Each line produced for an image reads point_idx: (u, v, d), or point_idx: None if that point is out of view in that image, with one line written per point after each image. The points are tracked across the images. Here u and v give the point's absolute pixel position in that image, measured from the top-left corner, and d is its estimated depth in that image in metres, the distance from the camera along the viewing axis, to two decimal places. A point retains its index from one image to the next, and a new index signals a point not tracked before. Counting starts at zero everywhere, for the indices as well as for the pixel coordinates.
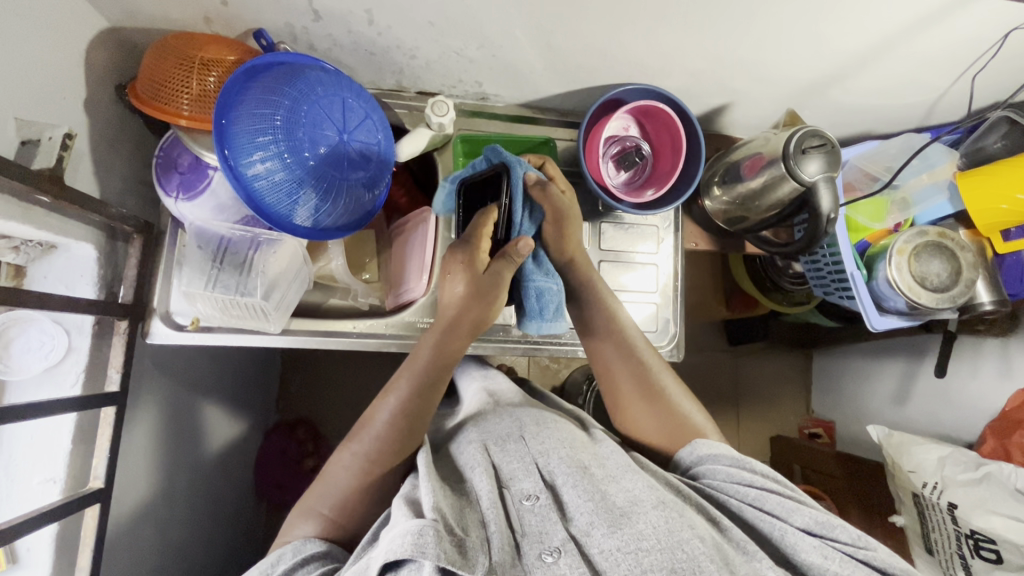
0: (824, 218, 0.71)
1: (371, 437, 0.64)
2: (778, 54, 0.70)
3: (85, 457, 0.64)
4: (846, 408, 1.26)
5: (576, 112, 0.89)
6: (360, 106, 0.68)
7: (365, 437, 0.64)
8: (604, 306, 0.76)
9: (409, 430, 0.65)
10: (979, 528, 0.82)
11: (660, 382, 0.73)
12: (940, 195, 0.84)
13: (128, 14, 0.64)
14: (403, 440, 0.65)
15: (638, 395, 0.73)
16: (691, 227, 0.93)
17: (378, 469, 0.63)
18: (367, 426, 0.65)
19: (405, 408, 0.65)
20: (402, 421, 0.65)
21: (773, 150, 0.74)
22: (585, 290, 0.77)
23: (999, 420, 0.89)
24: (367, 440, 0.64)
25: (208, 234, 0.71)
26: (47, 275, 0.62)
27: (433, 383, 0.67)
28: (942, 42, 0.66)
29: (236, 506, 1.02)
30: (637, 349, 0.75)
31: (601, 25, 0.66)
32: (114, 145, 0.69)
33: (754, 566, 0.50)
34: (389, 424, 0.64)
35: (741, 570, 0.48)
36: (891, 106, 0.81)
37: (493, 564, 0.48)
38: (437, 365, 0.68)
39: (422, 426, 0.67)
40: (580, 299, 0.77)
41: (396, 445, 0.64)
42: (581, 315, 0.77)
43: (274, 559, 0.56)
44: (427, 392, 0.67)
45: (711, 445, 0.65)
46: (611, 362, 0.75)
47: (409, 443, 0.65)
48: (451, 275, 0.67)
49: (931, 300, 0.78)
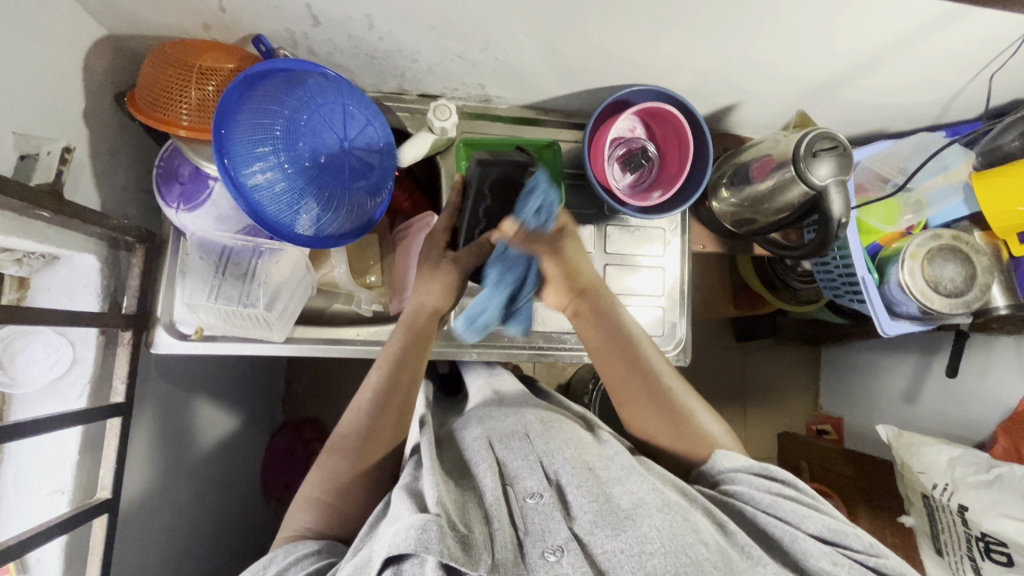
0: (835, 222, 0.70)
1: (362, 417, 0.65)
2: (790, 53, 0.68)
3: (92, 468, 0.64)
4: (855, 405, 1.24)
5: (580, 112, 0.87)
6: (360, 112, 0.67)
7: (350, 417, 0.66)
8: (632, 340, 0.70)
9: (395, 405, 0.66)
10: (989, 531, 0.81)
11: (693, 411, 0.68)
12: (956, 196, 0.83)
13: (125, 21, 0.63)
14: (392, 415, 0.66)
15: (672, 429, 0.68)
16: (700, 230, 0.92)
17: (371, 450, 0.64)
18: (352, 406, 0.67)
19: (388, 386, 0.67)
20: (388, 397, 0.66)
21: (783, 151, 0.72)
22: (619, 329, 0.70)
23: (1011, 419, 0.88)
24: (353, 421, 0.65)
25: (210, 244, 0.72)
26: (51, 287, 0.62)
27: (415, 356, 0.69)
28: (958, 41, 0.64)
29: (244, 506, 1.02)
30: (652, 359, 0.70)
31: (606, 26, 0.64)
32: (114, 153, 0.68)
33: (759, 571, 0.49)
34: (374, 400, 0.66)
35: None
36: (904, 105, 0.79)
37: (497, 562, 0.47)
38: (415, 338, 0.69)
39: (410, 401, 0.68)
40: (623, 339, 0.70)
41: (386, 422, 0.66)
42: (624, 347, 0.70)
43: (267, 561, 0.55)
44: (409, 366, 0.68)
45: (731, 456, 0.64)
46: (635, 382, 0.69)
47: (398, 422, 0.66)
48: (424, 285, 0.73)
49: (944, 305, 0.76)
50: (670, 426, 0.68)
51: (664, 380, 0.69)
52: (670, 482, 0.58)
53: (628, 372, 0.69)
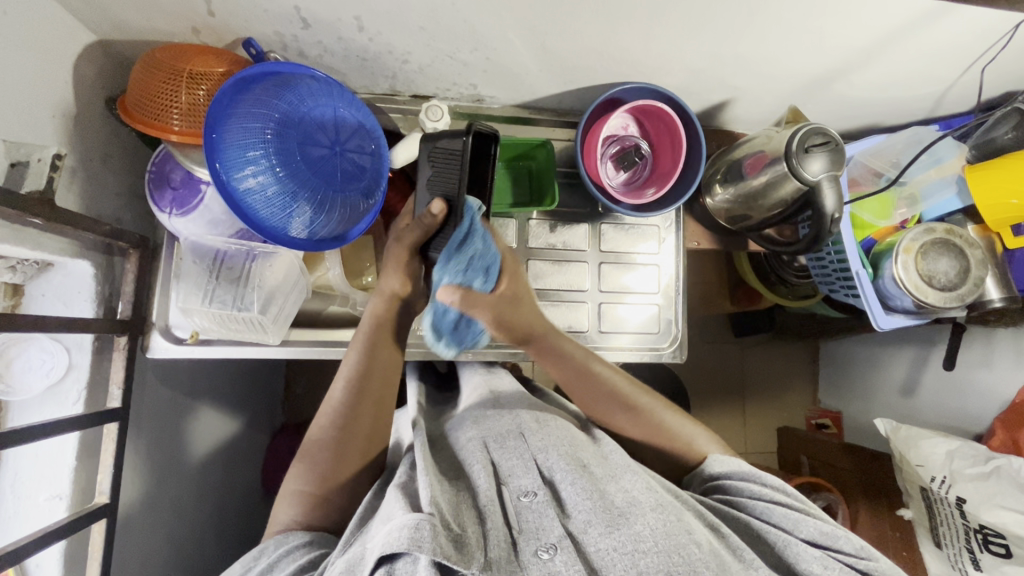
0: (829, 218, 0.70)
1: (339, 408, 0.64)
2: (781, 49, 0.68)
3: (90, 472, 0.64)
4: (854, 398, 1.24)
5: (573, 111, 0.87)
6: (352, 115, 0.67)
7: (327, 415, 0.65)
8: (592, 377, 0.72)
9: (373, 392, 0.66)
10: (988, 523, 0.81)
11: (670, 424, 0.70)
12: (950, 189, 0.83)
13: (113, 26, 0.63)
14: (371, 404, 0.66)
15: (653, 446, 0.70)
16: (694, 226, 0.92)
17: (353, 440, 0.64)
18: (326, 401, 0.66)
19: (365, 369, 0.66)
20: (362, 387, 0.65)
21: (777, 148, 0.72)
22: (576, 364, 0.72)
23: (1009, 411, 0.88)
24: (330, 416, 0.64)
25: (203, 248, 0.73)
26: (44, 293, 0.62)
27: (388, 338, 0.68)
28: (949, 34, 0.64)
29: (245, 508, 1.02)
30: (617, 386, 0.71)
31: (595, 24, 0.64)
32: (106, 159, 0.68)
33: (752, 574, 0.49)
34: (348, 394, 0.65)
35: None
36: (897, 99, 0.79)
37: (490, 560, 0.47)
38: (386, 322, 0.68)
39: (389, 386, 0.68)
40: (585, 379, 0.72)
41: (366, 412, 0.65)
42: (588, 383, 0.72)
43: (259, 552, 0.55)
44: (383, 354, 0.67)
45: (724, 462, 0.64)
46: (604, 408, 0.72)
47: (376, 413, 0.66)
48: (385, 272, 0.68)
49: (938, 299, 0.76)
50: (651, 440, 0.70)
51: (635, 403, 0.71)
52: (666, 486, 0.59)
53: (598, 408, 0.72)
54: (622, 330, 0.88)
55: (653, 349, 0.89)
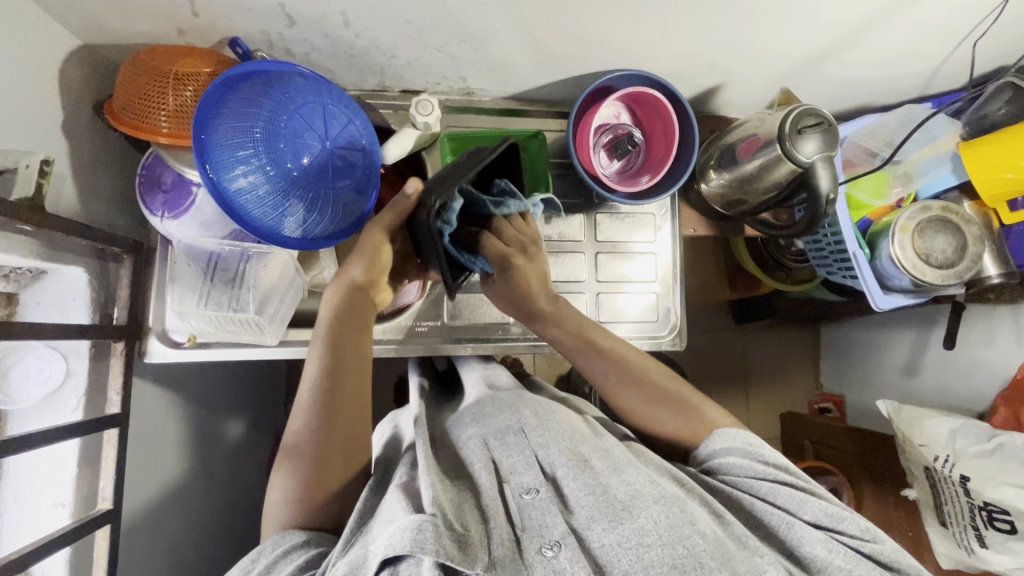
0: (824, 198, 0.69)
1: (314, 410, 0.64)
2: (770, 31, 0.67)
3: (93, 480, 0.64)
4: (857, 382, 1.24)
5: (563, 101, 0.87)
6: (342, 111, 0.66)
7: (300, 418, 0.64)
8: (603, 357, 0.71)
9: (345, 387, 0.65)
10: (992, 500, 0.80)
11: (668, 385, 0.70)
12: (944, 166, 0.83)
13: (98, 30, 0.63)
14: (345, 404, 0.65)
15: (658, 406, 0.68)
16: (690, 213, 0.92)
17: (331, 441, 0.63)
18: (298, 405, 0.65)
19: (335, 364, 0.66)
20: (332, 382, 0.65)
21: (769, 130, 0.72)
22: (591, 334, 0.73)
23: (1010, 388, 0.88)
24: (306, 419, 0.63)
25: (197, 251, 0.72)
26: (40, 301, 0.61)
27: (352, 330, 0.68)
28: (939, 9, 0.64)
29: (249, 513, 1.02)
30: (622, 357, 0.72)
31: (583, 13, 0.64)
32: (96, 165, 0.68)
33: (757, 561, 0.49)
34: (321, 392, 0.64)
35: (742, 566, 0.47)
36: (890, 78, 0.79)
37: (494, 559, 0.47)
38: (349, 311, 0.69)
39: (361, 378, 0.67)
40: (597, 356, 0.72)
41: (342, 412, 0.64)
42: (600, 361, 0.72)
43: (256, 554, 0.55)
44: (348, 346, 0.67)
45: (730, 437, 0.63)
46: (618, 388, 0.70)
47: (353, 411, 0.65)
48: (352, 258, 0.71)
49: (936, 277, 0.76)
50: (665, 403, 0.68)
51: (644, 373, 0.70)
52: (670, 475, 0.58)
53: (617, 392, 0.70)
54: (621, 321, 0.88)
55: (653, 338, 0.88)
